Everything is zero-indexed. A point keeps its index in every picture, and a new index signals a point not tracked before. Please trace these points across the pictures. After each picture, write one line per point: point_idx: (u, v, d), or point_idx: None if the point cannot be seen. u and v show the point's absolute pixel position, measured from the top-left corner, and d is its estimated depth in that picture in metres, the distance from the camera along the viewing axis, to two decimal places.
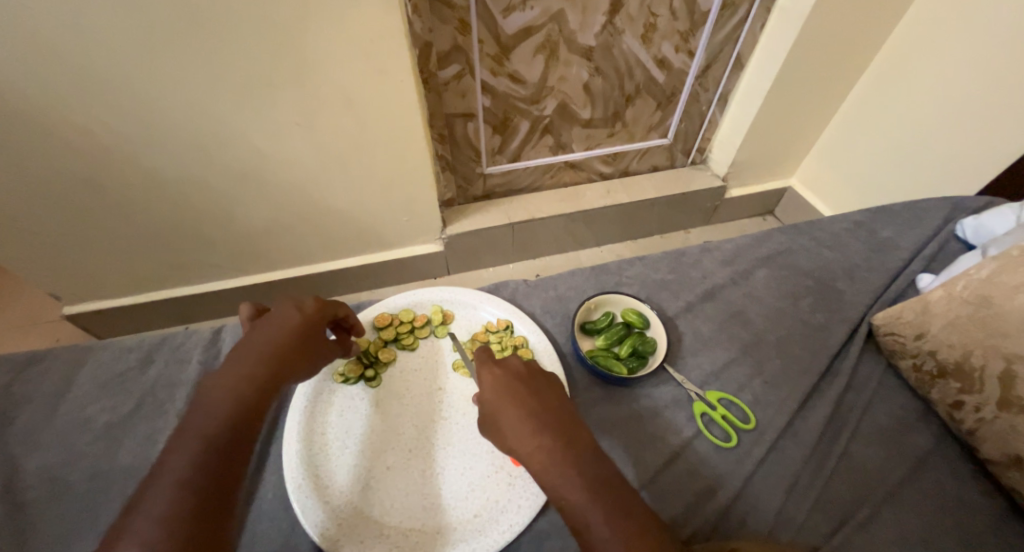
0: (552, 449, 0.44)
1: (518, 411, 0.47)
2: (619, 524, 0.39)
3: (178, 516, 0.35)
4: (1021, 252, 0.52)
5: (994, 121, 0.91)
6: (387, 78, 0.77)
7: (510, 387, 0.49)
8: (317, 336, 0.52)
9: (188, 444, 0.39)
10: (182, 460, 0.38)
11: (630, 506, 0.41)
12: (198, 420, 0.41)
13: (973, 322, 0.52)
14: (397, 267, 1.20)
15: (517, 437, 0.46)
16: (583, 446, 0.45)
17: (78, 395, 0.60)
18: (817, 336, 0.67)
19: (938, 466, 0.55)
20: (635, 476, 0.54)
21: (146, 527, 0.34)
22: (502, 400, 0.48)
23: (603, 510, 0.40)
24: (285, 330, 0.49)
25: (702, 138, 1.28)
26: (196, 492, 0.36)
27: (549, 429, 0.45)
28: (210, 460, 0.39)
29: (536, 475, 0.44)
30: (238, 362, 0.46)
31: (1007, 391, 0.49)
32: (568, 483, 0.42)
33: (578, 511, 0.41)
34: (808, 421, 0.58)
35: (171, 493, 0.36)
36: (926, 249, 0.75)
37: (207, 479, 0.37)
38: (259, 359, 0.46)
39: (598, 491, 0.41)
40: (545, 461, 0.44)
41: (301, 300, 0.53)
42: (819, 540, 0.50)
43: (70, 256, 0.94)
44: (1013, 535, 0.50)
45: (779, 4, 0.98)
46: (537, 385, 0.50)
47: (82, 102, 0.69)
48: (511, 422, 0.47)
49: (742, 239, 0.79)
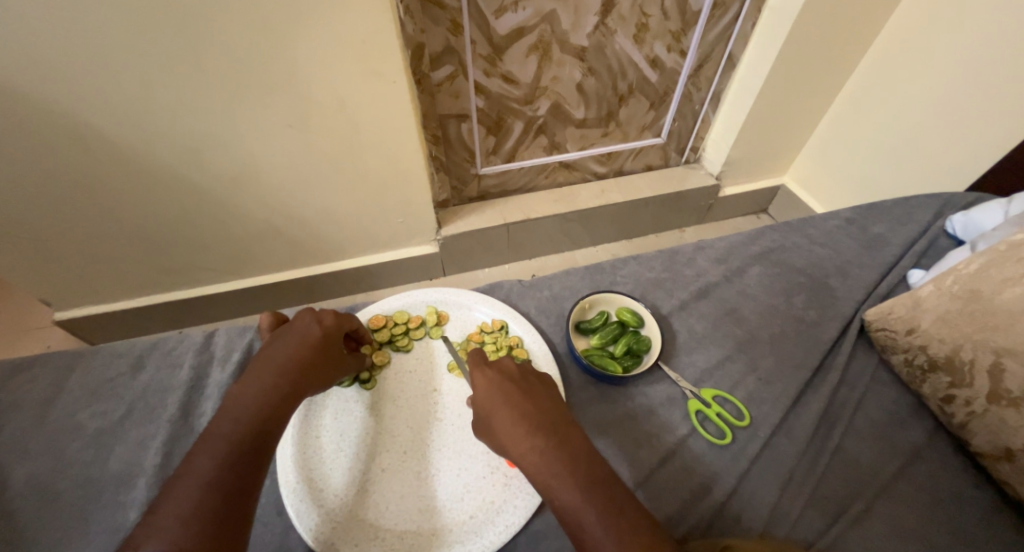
0: (545, 450, 0.44)
1: (511, 413, 0.47)
2: (612, 521, 0.40)
3: (201, 517, 0.37)
4: (1009, 246, 0.52)
5: (983, 117, 0.91)
6: (379, 80, 0.77)
7: (503, 389, 0.49)
8: (335, 349, 0.53)
9: (211, 448, 0.42)
10: (207, 463, 0.41)
11: (624, 504, 0.41)
12: (221, 426, 0.44)
13: (963, 316, 0.53)
14: (392, 269, 1.20)
15: (511, 439, 0.46)
16: (576, 445, 0.45)
17: (69, 401, 0.60)
18: (810, 332, 0.67)
19: (931, 460, 0.56)
20: (631, 475, 0.54)
21: (171, 525, 0.37)
22: (495, 402, 0.48)
23: (596, 509, 0.40)
24: (305, 343, 0.50)
25: (695, 137, 1.29)
26: (220, 494, 0.39)
27: (544, 430, 0.46)
28: (232, 465, 0.41)
29: (530, 476, 0.44)
30: (261, 375, 0.48)
31: (997, 384, 0.49)
32: (561, 482, 0.42)
33: (572, 511, 0.41)
34: (801, 417, 0.59)
35: (195, 494, 0.39)
36: (917, 245, 0.75)
37: (228, 483, 0.40)
38: (279, 371, 0.48)
39: (592, 490, 0.42)
40: (539, 462, 0.44)
41: (320, 312, 0.54)
42: (813, 535, 0.50)
43: (62, 261, 0.94)
44: (1003, 526, 0.50)
45: (769, 3, 0.98)
46: (530, 386, 0.50)
47: (74, 107, 0.69)
48: (503, 424, 0.47)
49: (735, 236, 0.79)
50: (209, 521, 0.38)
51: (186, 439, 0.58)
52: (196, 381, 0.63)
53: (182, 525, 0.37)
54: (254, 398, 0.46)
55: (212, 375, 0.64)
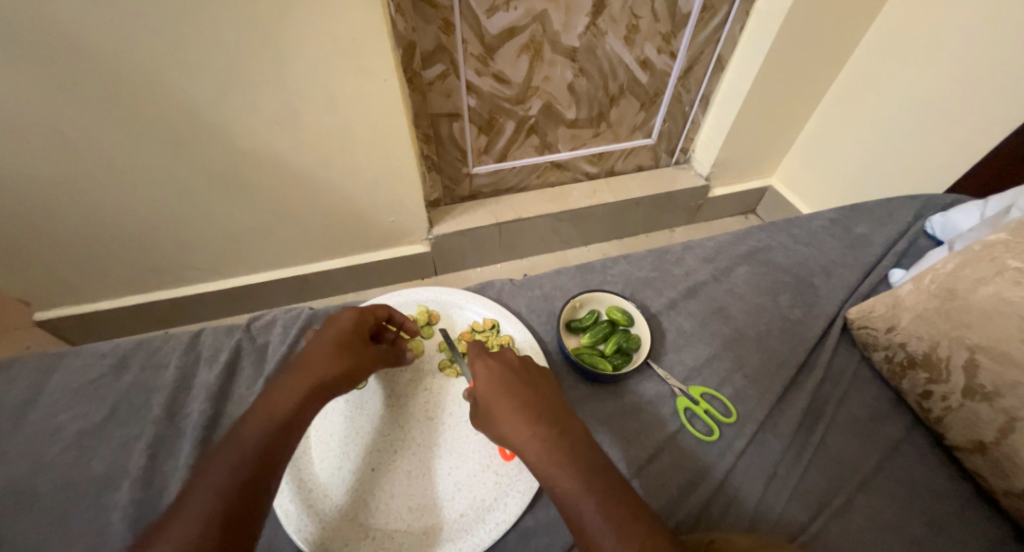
0: (545, 439, 0.45)
1: (512, 403, 0.48)
2: (610, 510, 0.40)
3: (218, 516, 0.38)
4: (983, 246, 0.54)
5: (962, 120, 0.94)
6: (369, 77, 0.77)
7: (505, 379, 0.50)
8: (363, 344, 0.54)
9: (231, 450, 0.43)
10: (225, 465, 0.42)
11: (622, 495, 0.42)
12: (241, 430, 0.44)
13: (940, 314, 0.55)
14: (383, 268, 1.19)
15: (512, 429, 0.47)
16: (576, 435, 0.46)
17: (49, 403, 0.59)
18: (795, 331, 0.69)
19: (910, 454, 0.57)
20: (624, 469, 0.55)
21: (190, 524, 0.37)
22: (495, 392, 0.49)
23: (596, 498, 0.41)
24: (330, 341, 0.52)
25: (685, 138, 1.30)
26: (236, 495, 0.40)
27: (545, 419, 0.46)
28: (252, 468, 0.42)
29: (530, 464, 0.45)
30: (289, 375, 0.49)
31: (971, 380, 0.51)
32: (563, 471, 0.43)
33: (572, 500, 0.42)
34: (786, 413, 0.60)
35: (215, 494, 0.40)
36: (898, 245, 0.77)
37: (241, 487, 0.41)
38: (307, 370, 0.49)
39: (593, 480, 0.42)
40: (540, 451, 0.44)
41: (342, 311, 0.56)
42: (797, 528, 0.51)
43: (44, 260, 0.93)
44: (977, 517, 0.52)
45: (757, 7, 1.00)
46: (530, 376, 0.51)
47: (57, 102, 0.68)
48: (504, 413, 0.47)
49: (722, 236, 0.81)
50: (226, 522, 0.38)
51: (173, 440, 0.57)
52: (183, 382, 0.62)
53: (199, 524, 0.37)
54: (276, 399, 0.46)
55: (199, 375, 0.63)
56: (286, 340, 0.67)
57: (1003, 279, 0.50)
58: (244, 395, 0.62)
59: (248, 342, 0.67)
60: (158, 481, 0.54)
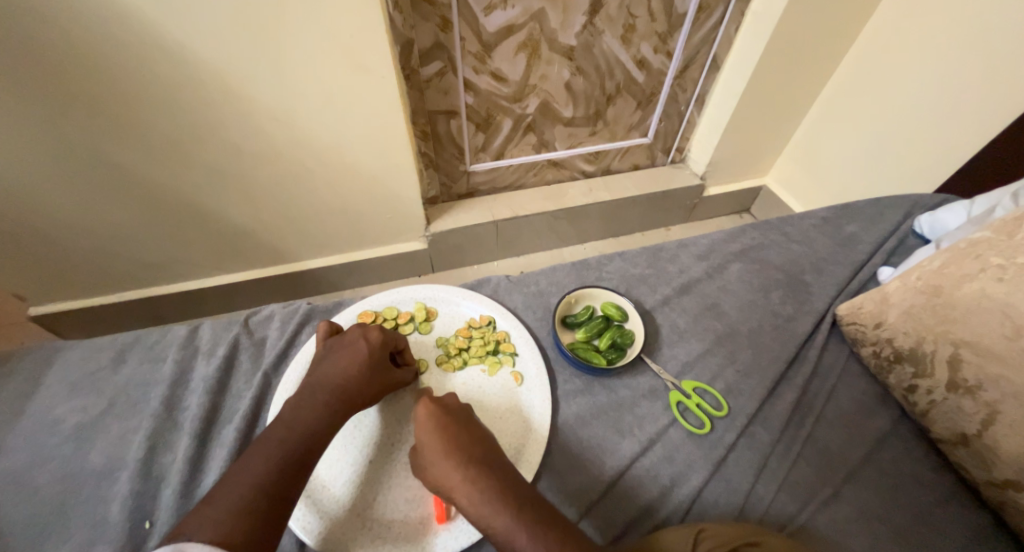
0: (478, 482, 0.44)
1: (444, 450, 0.46)
2: (543, 540, 0.41)
3: (246, 514, 0.40)
4: (968, 244, 0.55)
5: (950, 124, 0.96)
6: (368, 73, 0.78)
7: (441, 423, 0.48)
8: (382, 367, 0.55)
9: (264, 450, 0.45)
10: (262, 465, 0.43)
11: (557, 524, 0.42)
12: (273, 436, 0.46)
13: (926, 310, 0.56)
14: (379, 265, 1.19)
15: (444, 475, 0.45)
16: (508, 474, 0.46)
17: (46, 395, 0.60)
18: (786, 327, 0.70)
19: (895, 446, 0.59)
20: (577, 506, 0.53)
21: (220, 520, 0.39)
22: (429, 440, 0.47)
23: (526, 529, 0.41)
24: (354, 361, 0.53)
25: (681, 138, 1.32)
26: (267, 495, 0.42)
27: (475, 465, 0.46)
28: (286, 472, 0.44)
29: (463, 510, 0.44)
30: (314, 392, 0.50)
31: (954, 374, 0.52)
32: (495, 510, 0.43)
33: (506, 534, 0.42)
34: (776, 407, 0.61)
35: (247, 492, 0.41)
36: (887, 244, 0.79)
37: (278, 488, 0.43)
38: (328, 391, 0.50)
39: (523, 512, 0.43)
40: (474, 497, 0.44)
41: (367, 328, 0.57)
42: (786, 518, 0.52)
43: (38, 255, 0.92)
44: (959, 510, 0.54)
45: (752, 8, 1.02)
46: (467, 421, 0.50)
47: (58, 97, 0.68)
48: (439, 460, 0.46)
49: (715, 235, 0.82)
50: (253, 522, 0.40)
51: (171, 432, 0.58)
52: (181, 376, 0.63)
53: (229, 522, 0.39)
54: (312, 413, 0.48)
55: (197, 369, 0.64)
56: (283, 335, 0.68)
57: (987, 275, 0.51)
58: (241, 389, 0.62)
59: (246, 336, 0.67)
60: (157, 472, 0.54)
